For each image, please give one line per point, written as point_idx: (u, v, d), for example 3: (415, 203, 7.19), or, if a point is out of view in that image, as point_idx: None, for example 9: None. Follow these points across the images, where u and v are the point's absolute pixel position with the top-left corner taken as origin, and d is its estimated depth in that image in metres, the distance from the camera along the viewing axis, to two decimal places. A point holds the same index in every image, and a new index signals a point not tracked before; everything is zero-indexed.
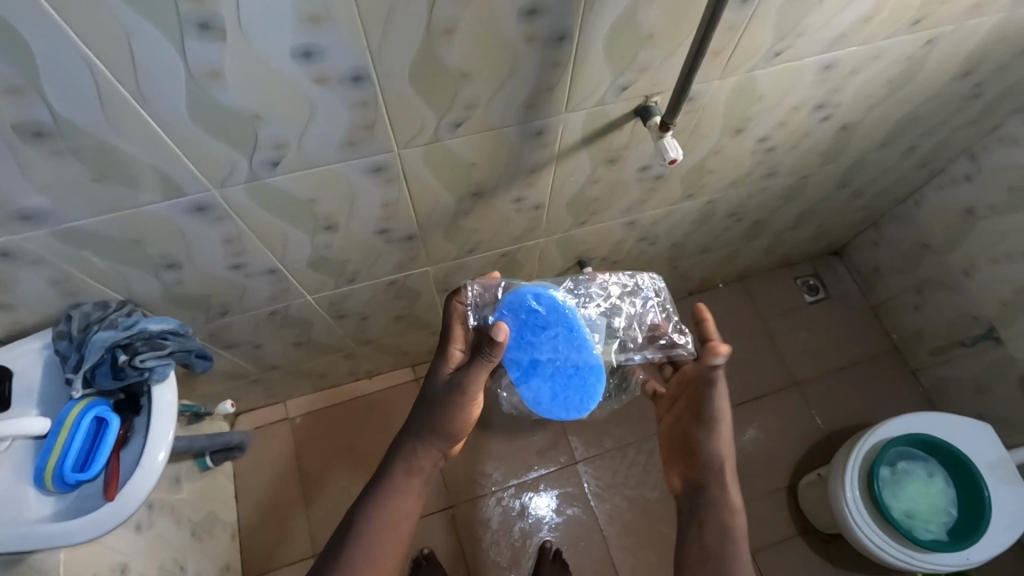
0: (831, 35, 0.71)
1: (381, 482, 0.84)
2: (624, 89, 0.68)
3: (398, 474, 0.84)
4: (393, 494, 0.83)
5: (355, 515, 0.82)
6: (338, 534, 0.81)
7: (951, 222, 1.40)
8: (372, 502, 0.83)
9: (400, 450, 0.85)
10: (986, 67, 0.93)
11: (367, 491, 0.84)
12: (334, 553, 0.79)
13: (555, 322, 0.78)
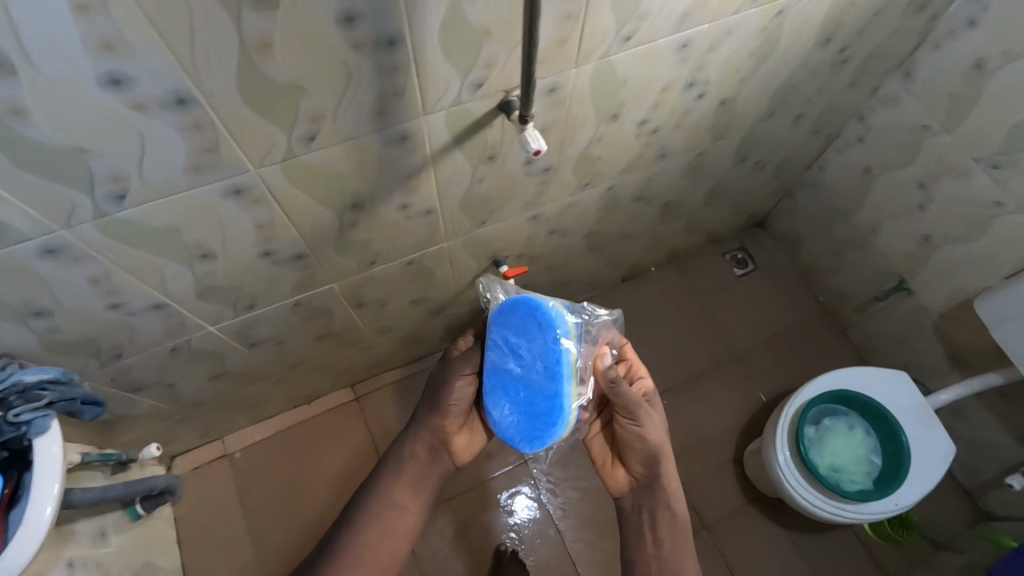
0: (675, 15, 0.74)
1: (374, 480, 0.95)
2: (478, 86, 0.69)
3: (387, 469, 0.95)
4: (381, 486, 0.93)
5: (348, 509, 0.93)
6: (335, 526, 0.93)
7: (853, 183, 1.46)
8: (364, 497, 0.93)
9: (394, 450, 0.96)
10: (843, 32, 0.97)
11: (364, 488, 0.95)
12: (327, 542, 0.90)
13: (538, 338, 0.80)
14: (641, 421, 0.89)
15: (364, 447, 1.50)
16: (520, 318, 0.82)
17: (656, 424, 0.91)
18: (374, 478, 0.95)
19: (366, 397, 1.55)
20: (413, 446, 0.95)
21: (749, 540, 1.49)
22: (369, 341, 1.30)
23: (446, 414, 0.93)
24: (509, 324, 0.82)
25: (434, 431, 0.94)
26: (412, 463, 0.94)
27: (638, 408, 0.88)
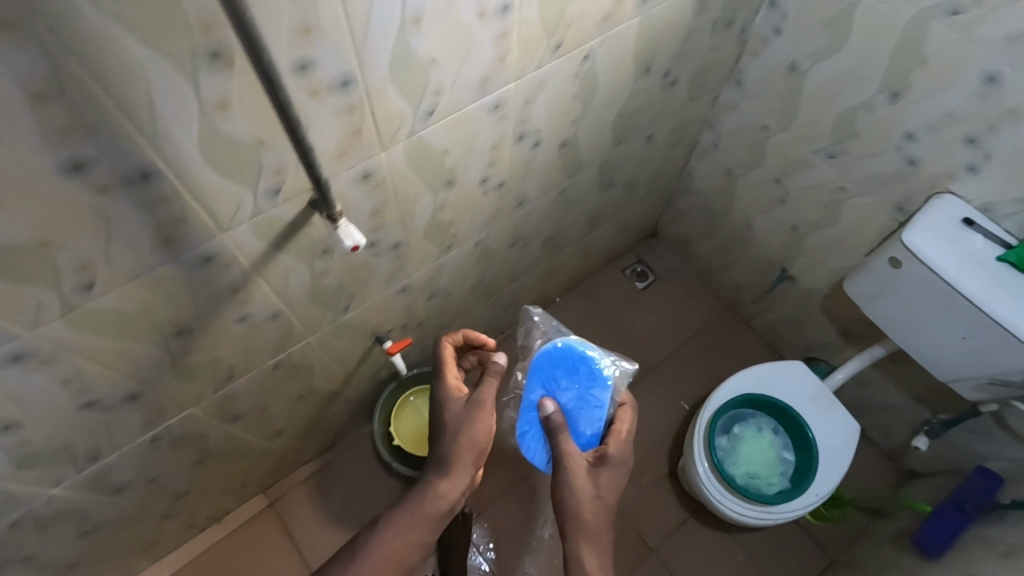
0: (473, 82, 0.72)
1: (376, 525, 0.86)
2: (276, 192, 0.65)
3: (393, 514, 0.86)
4: (390, 533, 0.84)
5: (340, 558, 0.84)
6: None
7: (720, 185, 1.51)
8: (363, 545, 0.84)
9: (408, 494, 0.87)
10: (660, 60, 1.00)
11: (365, 533, 0.86)
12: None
13: (586, 383, 1.02)
14: (566, 479, 0.88)
15: (289, 554, 1.39)
16: (568, 358, 1.04)
17: (579, 486, 0.87)
18: (379, 521, 0.86)
19: (282, 499, 1.44)
20: (434, 490, 0.86)
21: (698, 553, 1.48)
22: (264, 446, 1.21)
23: (477, 449, 0.88)
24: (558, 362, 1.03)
25: (463, 471, 0.88)
26: (432, 509, 0.86)
27: (567, 465, 0.89)
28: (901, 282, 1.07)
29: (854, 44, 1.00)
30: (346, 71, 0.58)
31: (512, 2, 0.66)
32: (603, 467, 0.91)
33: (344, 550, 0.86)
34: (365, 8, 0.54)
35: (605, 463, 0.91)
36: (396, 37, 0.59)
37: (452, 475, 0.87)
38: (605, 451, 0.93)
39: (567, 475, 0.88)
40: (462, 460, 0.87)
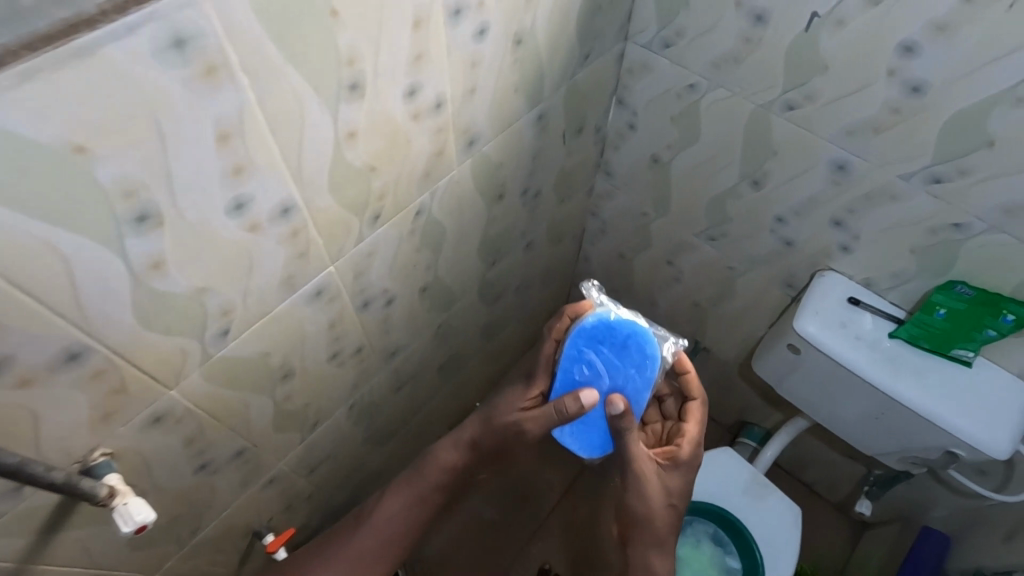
0: (273, 286, 0.61)
1: (403, 481, 0.91)
2: (18, 488, 0.51)
3: (417, 472, 0.91)
4: (414, 491, 0.91)
5: (363, 514, 0.91)
6: (348, 535, 0.91)
7: (617, 267, 1.46)
8: (387, 505, 0.90)
9: (431, 456, 0.90)
10: (511, 183, 0.94)
11: (385, 492, 0.91)
12: (331, 536, 0.93)
13: (632, 366, 0.76)
14: (637, 490, 0.81)
15: None
16: (603, 339, 0.76)
17: (640, 496, 0.81)
18: (401, 481, 0.91)
19: None
20: (456, 457, 0.89)
21: None
22: None
23: (480, 439, 0.87)
24: (602, 335, 0.76)
25: (461, 450, 0.89)
26: (457, 468, 0.90)
27: (638, 472, 0.79)
28: (804, 368, 1.01)
29: (706, 137, 0.97)
30: (68, 345, 0.46)
31: (294, 202, 0.56)
32: (674, 477, 0.83)
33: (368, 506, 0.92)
34: (65, 284, 0.43)
35: (672, 467, 0.83)
36: (131, 289, 0.47)
37: (467, 455, 0.89)
38: (676, 452, 0.83)
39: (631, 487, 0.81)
40: (484, 452, 0.88)
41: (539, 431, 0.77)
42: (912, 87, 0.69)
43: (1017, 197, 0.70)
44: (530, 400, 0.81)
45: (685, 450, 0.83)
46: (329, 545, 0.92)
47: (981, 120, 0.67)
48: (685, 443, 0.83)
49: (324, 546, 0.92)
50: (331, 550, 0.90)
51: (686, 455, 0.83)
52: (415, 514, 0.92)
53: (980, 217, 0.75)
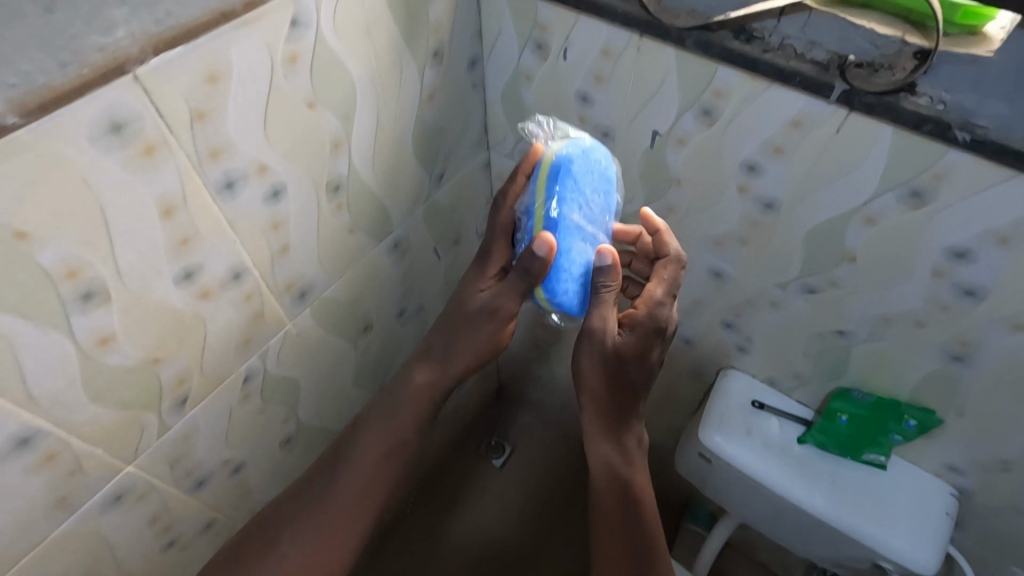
0: (35, 516, 0.52)
1: (336, 448, 0.71)
2: None
3: (353, 432, 0.71)
4: (349, 464, 0.69)
5: (290, 502, 0.70)
6: (273, 529, 0.68)
7: None
8: (321, 482, 0.69)
9: (376, 408, 0.70)
10: (378, 310, 0.86)
11: (318, 464, 0.71)
12: (253, 545, 0.68)
13: (602, 193, 0.63)
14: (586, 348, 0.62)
15: None
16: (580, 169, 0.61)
17: (598, 386, 0.62)
18: (334, 447, 0.71)
19: None
20: (405, 404, 0.69)
21: None
22: None
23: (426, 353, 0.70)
24: (577, 173, 0.60)
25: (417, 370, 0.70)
26: (419, 422, 0.71)
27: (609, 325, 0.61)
28: (720, 477, 0.92)
29: None
30: None
31: (37, 429, 0.47)
32: (648, 362, 0.64)
33: (298, 487, 0.70)
34: None
35: (653, 345, 0.64)
36: None
37: (442, 377, 0.69)
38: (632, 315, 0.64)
39: (587, 373, 0.62)
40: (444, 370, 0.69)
41: (512, 305, 0.64)
42: (765, 204, 0.64)
43: (891, 309, 0.65)
44: (490, 280, 0.67)
45: (658, 311, 0.63)
46: (249, 558, 0.68)
47: (838, 235, 0.62)
48: (665, 308, 0.64)
49: (244, 558, 0.68)
50: (254, 559, 0.67)
51: (661, 324, 0.64)
52: (357, 497, 0.68)
53: (860, 326, 0.70)
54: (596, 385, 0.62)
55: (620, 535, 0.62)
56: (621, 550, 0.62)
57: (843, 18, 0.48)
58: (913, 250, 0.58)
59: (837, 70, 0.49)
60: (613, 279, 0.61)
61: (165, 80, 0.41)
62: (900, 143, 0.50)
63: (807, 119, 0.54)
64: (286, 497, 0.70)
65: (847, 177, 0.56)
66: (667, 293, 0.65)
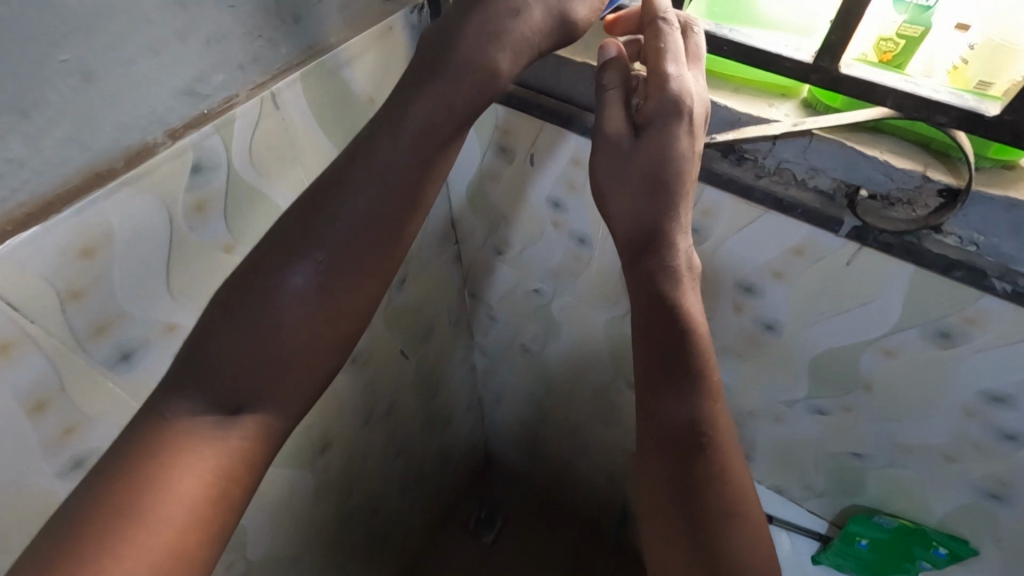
0: None
1: (286, 241, 0.39)
2: None
3: (323, 201, 0.40)
4: (318, 264, 0.39)
5: (203, 334, 0.38)
6: (182, 388, 0.37)
7: (521, 439, 1.25)
8: (270, 297, 0.38)
9: (357, 152, 0.40)
10: (337, 426, 0.76)
11: (254, 259, 0.40)
12: (143, 435, 0.36)
13: None
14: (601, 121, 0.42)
15: None
16: None
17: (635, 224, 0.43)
18: (280, 234, 0.40)
19: None
20: (399, 158, 0.40)
21: None
22: None
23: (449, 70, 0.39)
24: None
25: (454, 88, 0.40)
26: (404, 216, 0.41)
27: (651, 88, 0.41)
28: None
29: (567, 335, 0.82)
30: None
31: None
32: (683, 171, 0.41)
33: (223, 297, 0.39)
34: None
35: (676, 141, 0.41)
36: None
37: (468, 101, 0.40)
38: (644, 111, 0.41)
39: (619, 223, 0.44)
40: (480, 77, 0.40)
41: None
42: (766, 324, 0.56)
43: (916, 442, 0.57)
44: None
45: (672, 94, 0.39)
46: (137, 469, 0.34)
47: (851, 364, 0.54)
48: (689, 91, 0.40)
49: (120, 470, 0.34)
50: (148, 469, 0.34)
51: (683, 111, 0.40)
52: (340, 307, 0.40)
53: (879, 451, 0.61)
54: (633, 230, 0.43)
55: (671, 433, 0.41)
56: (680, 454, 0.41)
57: (848, 145, 0.40)
58: (939, 389, 0.50)
59: (845, 201, 0.43)
60: (622, 81, 0.42)
61: (19, 269, 0.34)
62: (920, 285, 0.43)
63: (812, 249, 0.46)
64: (201, 327, 0.38)
65: (859, 309, 0.48)
66: (682, 73, 0.39)
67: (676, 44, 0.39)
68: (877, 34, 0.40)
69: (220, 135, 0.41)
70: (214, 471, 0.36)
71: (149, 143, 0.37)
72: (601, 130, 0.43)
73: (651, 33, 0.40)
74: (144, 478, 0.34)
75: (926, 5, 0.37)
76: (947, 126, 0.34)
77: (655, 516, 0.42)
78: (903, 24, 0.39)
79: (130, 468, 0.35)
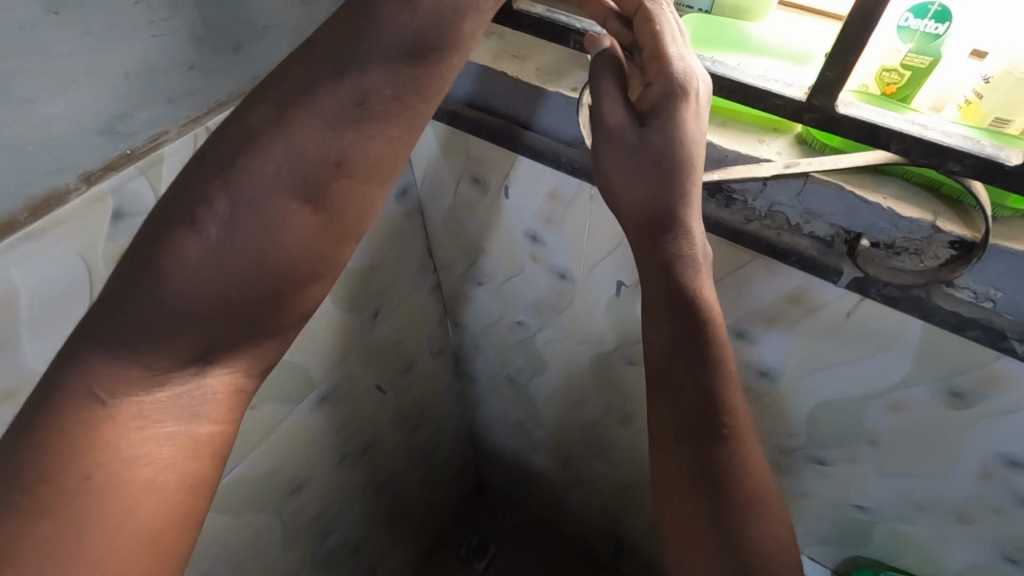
0: None
1: (274, 126, 0.29)
2: None
3: (325, 75, 0.29)
4: (319, 162, 0.29)
5: (154, 252, 0.28)
6: (128, 340, 0.28)
7: (511, 472, 1.18)
8: (256, 205, 0.29)
9: (375, 4, 0.29)
10: (308, 469, 0.72)
11: (226, 148, 0.29)
12: (71, 428, 0.28)
13: None
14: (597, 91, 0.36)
15: None
16: None
17: (646, 206, 0.37)
18: (261, 119, 0.29)
19: None
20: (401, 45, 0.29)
21: None
22: None
23: None
24: None
25: None
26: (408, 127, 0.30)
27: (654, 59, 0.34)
28: None
29: (554, 369, 0.78)
30: None
31: None
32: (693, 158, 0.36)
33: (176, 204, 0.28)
34: None
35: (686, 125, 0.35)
36: None
37: None
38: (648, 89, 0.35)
39: (625, 211, 0.38)
40: None
41: None
42: (761, 372, 0.51)
43: (926, 501, 0.52)
44: None
45: (676, 79, 0.34)
46: (79, 474, 0.27)
47: (854, 417, 0.49)
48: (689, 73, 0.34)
49: (45, 476, 0.26)
50: (92, 477, 0.27)
51: (688, 95, 0.34)
52: (335, 231, 0.30)
53: (886, 506, 0.56)
54: (642, 211, 0.38)
55: (692, 420, 0.39)
56: (703, 441, 0.39)
57: (848, 189, 0.36)
58: (951, 448, 0.45)
59: (844, 248, 0.38)
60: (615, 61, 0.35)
61: None
62: (931, 341, 0.39)
63: (809, 297, 0.42)
64: (149, 241, 0.28)
65: (862, 362, 0.44)
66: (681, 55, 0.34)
67: (670, 26, 0.34)
68: (879, 64, 0.36)
69: (146, 177, 0.37)
70: (185, 463, 0.30)
71: (59, 189, 0.33)
72: (599, 120, 0.36)
73: (639, 19, 0.34)
74: (91, 485, 0.27)
75: (934, 33, 0.33)
76: (960, 175, 0.30)
77: (672, 495, 0.40)
78: (908, 55, 0.34)
79: (66, 474, 0.27)
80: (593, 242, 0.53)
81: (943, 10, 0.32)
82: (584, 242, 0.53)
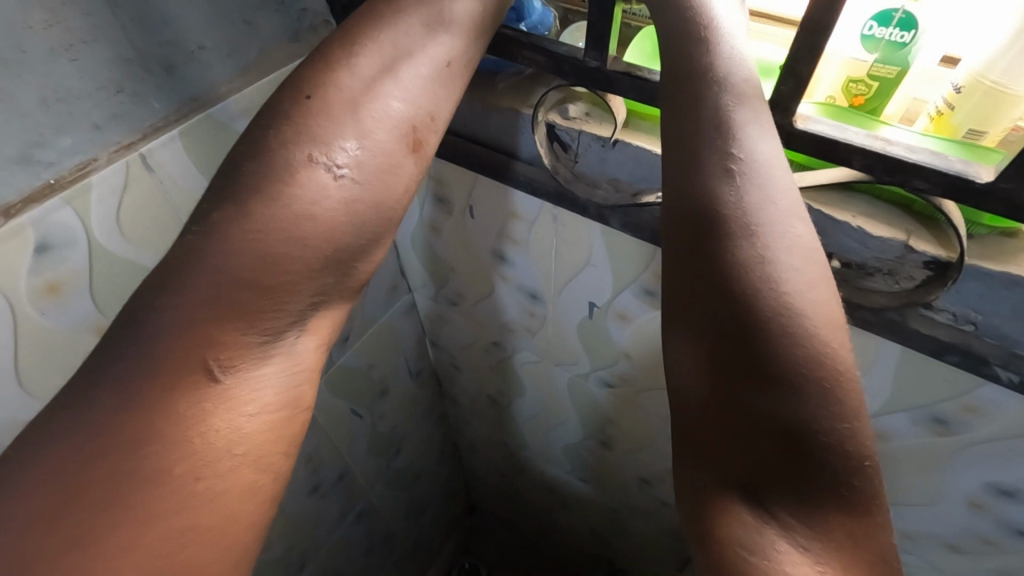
0: None
1: (386, 74, 0.26)
2: None
3: (417, 32, 0.28)
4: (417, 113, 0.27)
5: (274, 193, 0.22)
6: (235, 288, 0.21)
7: (499, 494, 1.14)
8: (377, 149, 0.25)
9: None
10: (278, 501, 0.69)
11: (343, 89, 0.25)
12: (173, 404, 0.19)
13: None
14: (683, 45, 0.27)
15: None
16: None
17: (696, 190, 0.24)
18: (373, 67, 0.26)
19: None
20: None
21: None
22: None
23: None
24: None
25: None
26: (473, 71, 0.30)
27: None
28: None
29: (533, 390, 0.75)
30: None
31: None
32: (735, 130, 0.25)
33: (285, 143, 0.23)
34: None
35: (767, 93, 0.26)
36: None
37: None
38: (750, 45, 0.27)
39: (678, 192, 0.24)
40: None
41: None
42: None
43: (918, 532, 0.49)
44: None
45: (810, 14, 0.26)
46: (189, 463, 0.19)
47: None
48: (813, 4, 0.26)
49: (123, 472, 0.18)
50: (202, 472, 0.19)
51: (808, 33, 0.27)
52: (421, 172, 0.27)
53: None
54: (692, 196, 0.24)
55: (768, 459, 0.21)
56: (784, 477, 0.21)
57: (816, 207, 0.34)
58: (937, 477, 0.43)
59: None
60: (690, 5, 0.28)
61: None
62: (910, 363, 0.37)
63: None
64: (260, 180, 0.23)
65: None
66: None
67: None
68: (844, 75, 0.34)
69: (73, 207, 0.35)
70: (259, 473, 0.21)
71: None
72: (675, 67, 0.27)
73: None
74: (202, 485, 0.19)
75: (900, 42, 0.31)
76: (928, 193, 0.29)
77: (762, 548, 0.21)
78: (873, 65, 0.33)
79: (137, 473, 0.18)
80: (560, 257, 0.50)
81: (907, 17, 0.30)
82: (550, 258, 0.51)
